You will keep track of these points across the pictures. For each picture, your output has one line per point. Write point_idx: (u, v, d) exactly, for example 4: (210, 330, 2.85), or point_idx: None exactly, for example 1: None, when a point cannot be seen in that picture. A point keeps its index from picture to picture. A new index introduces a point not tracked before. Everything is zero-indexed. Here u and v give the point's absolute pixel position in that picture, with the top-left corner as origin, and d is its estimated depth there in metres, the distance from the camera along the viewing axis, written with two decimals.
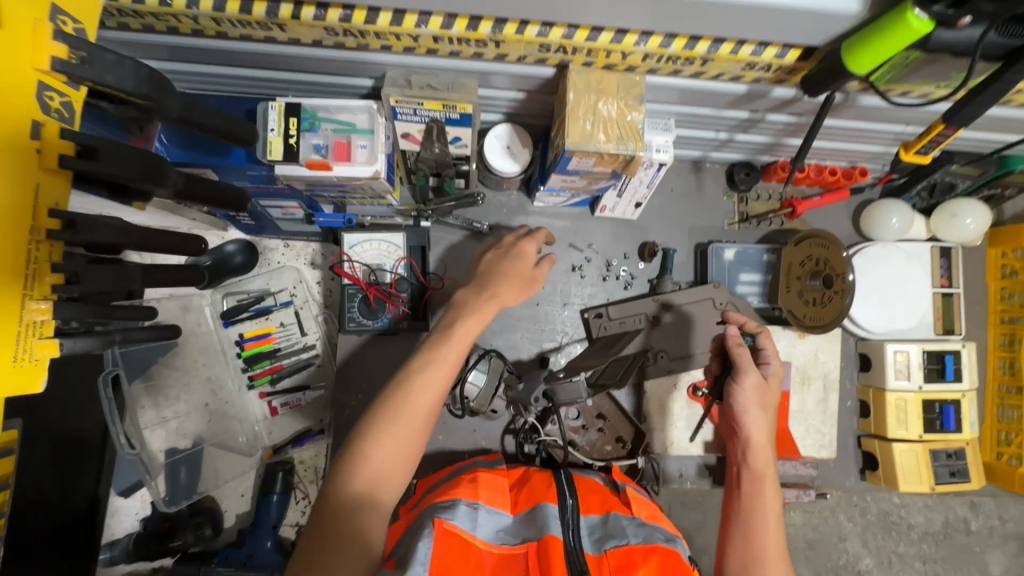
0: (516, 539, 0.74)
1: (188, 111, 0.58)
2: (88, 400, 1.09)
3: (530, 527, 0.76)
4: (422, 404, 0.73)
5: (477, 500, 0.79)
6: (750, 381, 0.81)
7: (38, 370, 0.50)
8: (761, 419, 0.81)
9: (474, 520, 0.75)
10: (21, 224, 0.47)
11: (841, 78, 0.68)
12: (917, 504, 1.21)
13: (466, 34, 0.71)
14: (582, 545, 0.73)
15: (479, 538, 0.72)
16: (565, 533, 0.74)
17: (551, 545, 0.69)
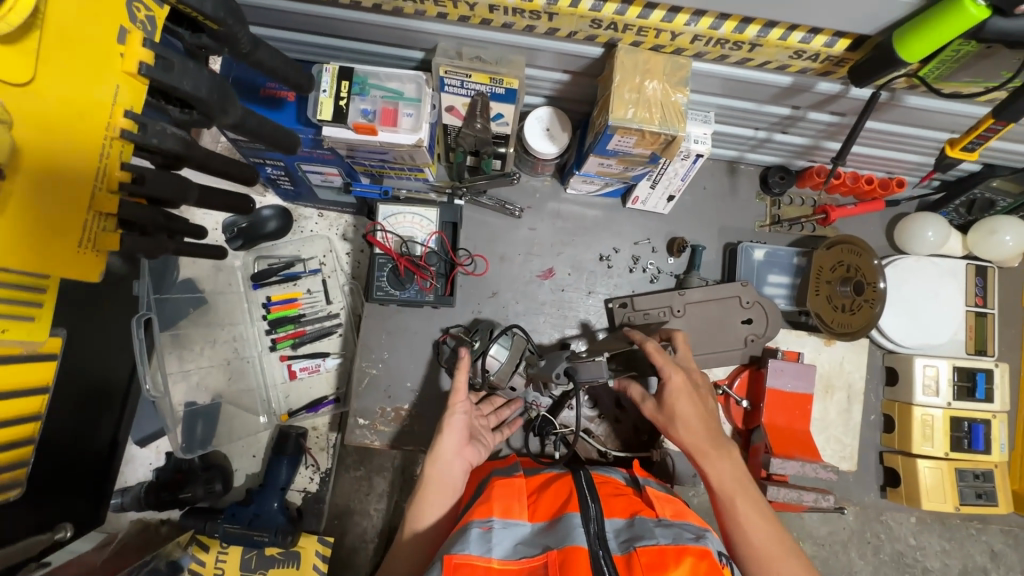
0: (536, 550, 0.72)
1: (254, 46, 0.62)
2: (118, 348, 1.11)
3: (551, 536, 0.74)
4: (443, 480, 0.86)
5: (492, 518, 0.76)
6: (672, 381, 0.88)
7: (98, 261, 0.53)
8: (690, 408, 0.86)
9: (489, 541, 0.73)
10: (97, 121, 0.50)
11: (891, 67, 0.68)
12: (933, 547, 1.17)
13: (522, 5, 0.73)
14: (609, 551, 0.71)
15: (495, 559, 0.70)
16: (588, 541, 0.72)
17: (576, 558, 0.67)
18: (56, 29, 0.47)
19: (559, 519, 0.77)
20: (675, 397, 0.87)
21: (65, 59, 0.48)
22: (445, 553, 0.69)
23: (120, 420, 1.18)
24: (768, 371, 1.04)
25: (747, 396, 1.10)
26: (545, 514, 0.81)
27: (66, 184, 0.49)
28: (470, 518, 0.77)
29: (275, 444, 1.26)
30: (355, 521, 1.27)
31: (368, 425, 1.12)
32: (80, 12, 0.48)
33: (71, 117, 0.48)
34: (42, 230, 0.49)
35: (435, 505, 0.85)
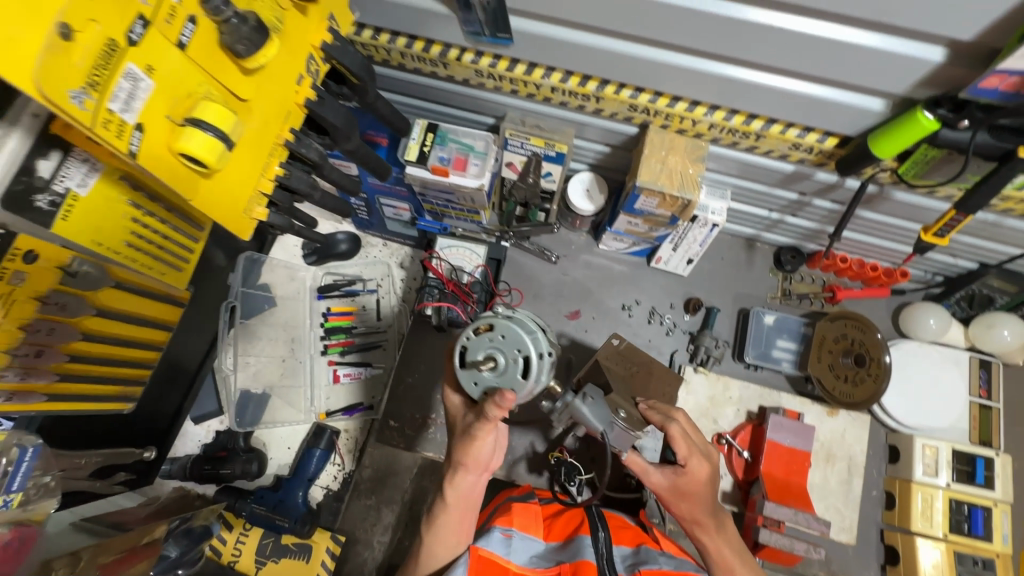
0: (549, 563, 0.82)
1: (377, 99, 0.86)
2: (200, 330, 1.31)
3: (564, 553, 0.83)
4: (455, 524, 0.80)
5: (512, 528, 0.86)
6: (690, 459, 0.85)
7: (250, 229, 0.72)
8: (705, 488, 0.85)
9: (510, 545, 0.82)
10: (275, 131, 0.69)
11: (867, 161, 0.85)
12: None
13: (576, 88, 0.95)
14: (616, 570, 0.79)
15: (514, 562, 0.79)
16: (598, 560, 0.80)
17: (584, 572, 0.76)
18: (272, 69, 0.66)
19: (572, 540, 0.86)
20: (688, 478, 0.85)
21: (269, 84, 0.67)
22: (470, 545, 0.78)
23: (186, 394, 1.35)
24: (768, 425, 1.13)
25: (750, 449, 1.17)
26: (559, 535, 0.89)
27: (250, 169, 0.67)
28: (492, 524, 0.87)
29: (310, 438, 1.39)
30: (357, 550, 1.34)
31: None
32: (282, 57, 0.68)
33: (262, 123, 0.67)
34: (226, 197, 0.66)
35: (451, 549, 0.80)
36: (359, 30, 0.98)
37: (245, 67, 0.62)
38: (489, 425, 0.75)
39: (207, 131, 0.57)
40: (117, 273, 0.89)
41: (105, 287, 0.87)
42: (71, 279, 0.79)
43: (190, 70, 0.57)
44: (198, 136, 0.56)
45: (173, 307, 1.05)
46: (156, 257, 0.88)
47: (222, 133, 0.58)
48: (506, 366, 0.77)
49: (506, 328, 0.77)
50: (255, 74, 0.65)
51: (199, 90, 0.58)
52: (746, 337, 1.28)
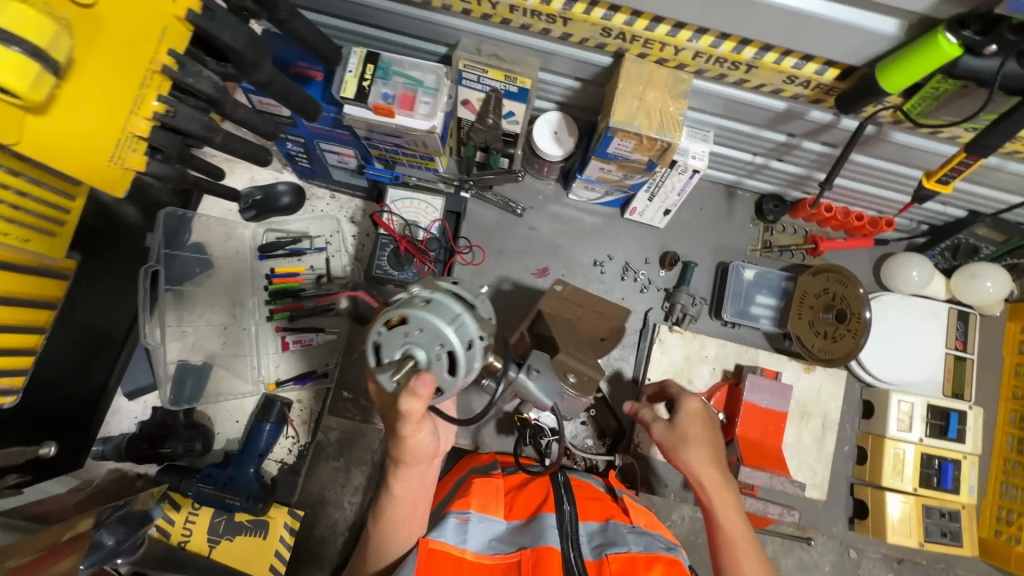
0: (510, 546, 0.74)
1: (290, 17, 0.69)
2: (119, 297, 1.16)
3: (526, 535, 0.75)
4: (405, 513, 0.72)
5: (469, 511, 0.78)
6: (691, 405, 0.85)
7: (125, 178, 0.57)
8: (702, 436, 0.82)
9: (465, 532, 0.74)
10: (144, 53, 0.54)
11: (874, 96, 0.74)
12: None
13: (540, 7, 0.80)
14: (582, 555, 0.72)
15: (469, 552, 0.72)
16: (563, 542, 0.73)
17: (547, 558, 0.69)
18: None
19: (535, 518, 0.78)
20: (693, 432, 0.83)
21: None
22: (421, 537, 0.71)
23: (114, 367, 1.22)
24: (745, 386, 1.07)
25: (725, 409, 1.12)
26: (521, 514, 0.81)
27: (110, 103, 0.53)
28: (448, 509, 0.79)
29: (258, 411, 1.28)
30: (326, 512, 1.28)
31: None
32: None
33: (121, 43, 0.52)
34: (78, 141, 0.51)
35: (401, 541, 0.74)
36: None
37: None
38: (414, 425, 0.61)
39: (9, 44, 0.42)
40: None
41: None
42: None
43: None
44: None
45: (55, 280, 0.81)
46: (14, 220, 0.70)
47: (33, 47, 0.43)
48: (430, 365, 0.62)
49: (421, 320, 0.62)
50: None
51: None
52: (725, 293, 1.20)
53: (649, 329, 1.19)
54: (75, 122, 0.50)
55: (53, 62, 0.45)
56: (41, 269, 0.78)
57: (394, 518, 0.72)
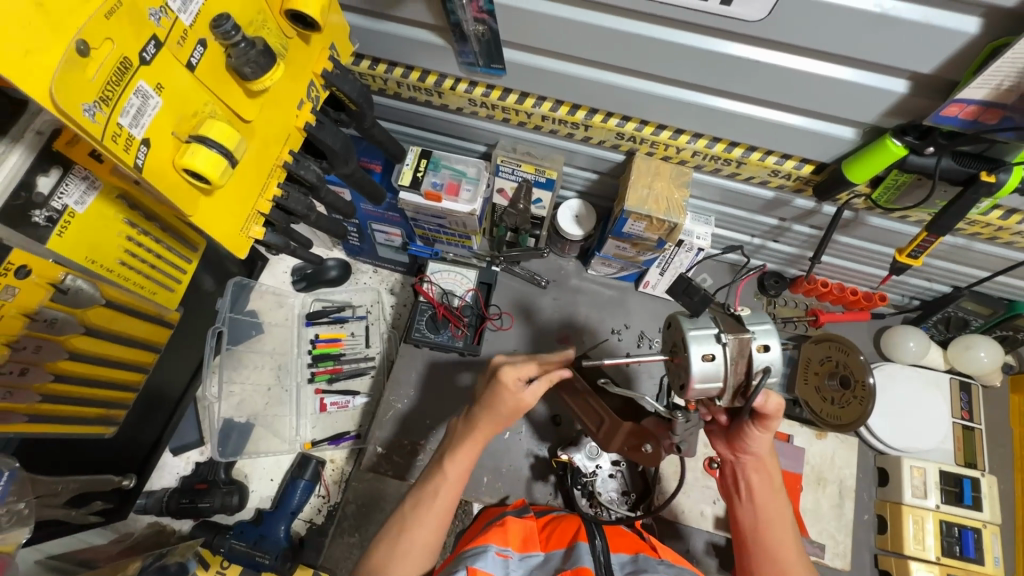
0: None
1: (374, 125, 0.89)
2: (184, 357, 1.28)
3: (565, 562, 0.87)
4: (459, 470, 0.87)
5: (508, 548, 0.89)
6: None
7: (247, 244, 0.71)
8: None
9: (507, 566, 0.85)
10: (275, 153, 0.71)
11: (841, 186, 0.89)
12: None
13: (566, 116, 0.99)
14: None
15: None
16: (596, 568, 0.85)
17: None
18: (275, 93, 0.68)
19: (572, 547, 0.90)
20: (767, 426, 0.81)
21: (275, 108, 0.69)
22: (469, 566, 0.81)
23: (167, 424, 1.31)
24: None
25: None
26: (557, 546, 0.93)
27: (250, 187, 0.68)
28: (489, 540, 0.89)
29: (295, 469, 1.35)
30: None
31: (384, 454, 1.21)
32: (291, 84, 0.71)
33: (264, 146, 0.69)
34: (225, 216, 0.66)
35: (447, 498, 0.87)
36: (357, 60, 1.02)
37: (250, 89, 0.65)
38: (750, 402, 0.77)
39: (212, 149, 0.58)
40: (108, 291, 0.87)
41: (94, 306, 0.85)
42: (61, 295, 0.77)
43: (198, 92, 0.59)
44: (202, 153, 0.58)
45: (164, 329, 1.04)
46: (144, 276, 0.92)
47: (226, 150, 0.60)
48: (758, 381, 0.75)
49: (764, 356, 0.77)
50: (259, 97, 0.66)
51: (204, 109, 0.60)
52: None
53: None
54: (226, 204, 0.66)
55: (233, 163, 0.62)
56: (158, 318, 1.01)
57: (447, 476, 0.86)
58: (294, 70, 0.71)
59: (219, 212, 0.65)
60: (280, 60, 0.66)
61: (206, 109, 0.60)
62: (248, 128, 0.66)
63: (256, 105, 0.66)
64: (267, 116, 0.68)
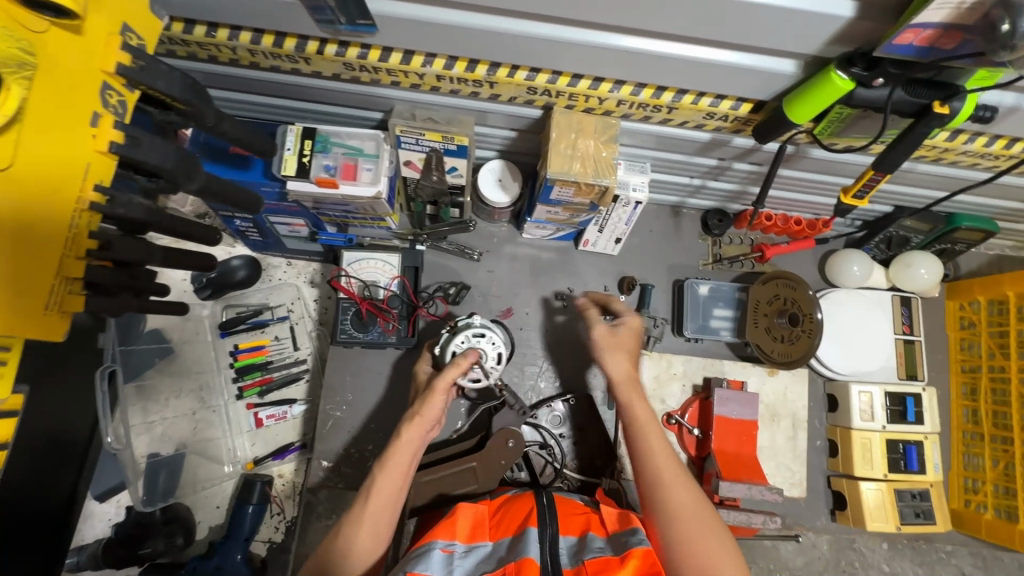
0: (494, 565, 0.80)
1: (219, 119, 0.70)
2: (79, 396, 1.13)
3: (510, 551, 0.81)
4: (397, 468, 0.86)
5: (455, 543, 0.83)
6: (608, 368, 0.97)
7: (64, 319, 0.58)
8: (615, 365, 0.96)
9: (451, 564, 0.80)
10: (69, 196, 0.55)
11: (784, 129, 0.79)
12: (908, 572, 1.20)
13: (465, 74, 0.82)
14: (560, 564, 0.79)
15: None
16: (542, 559, 0.80)
17: (527, 570, 0.75)
18: (28, 119, 0.53)
19: (520, 534, 0.84)
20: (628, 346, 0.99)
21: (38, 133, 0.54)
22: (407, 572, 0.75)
23: (81, 471, 1.17)
24: (714, 400, 1.11)
25: (699, 425, 1.16)
26: (507, 532, 0.87)
27: (37, 249, 0.54)
28: (433, 538, 0.84)
29: (239, 492, 1.24)
30: None
31: (331, 467, 1.13)
32: (60, 101, 0.55)
33: (43, 193, 0.54)
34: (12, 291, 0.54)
35: (394, 488, 0.85)
36: (189, 26, 0.79)
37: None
38: (617, 360, 0.96)
39: None
40: None
41: None
42: None
43: None
44: None
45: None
46: None
47: None
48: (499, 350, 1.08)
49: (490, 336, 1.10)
50: (4, 132, 0.52)
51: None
52: (684, 308, 1.24)
53: (617, 355, 1.23)
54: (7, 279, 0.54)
55: None
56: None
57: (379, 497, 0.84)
58: (56, 80, 0.54)
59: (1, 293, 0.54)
60: (7, 82, 0.50)
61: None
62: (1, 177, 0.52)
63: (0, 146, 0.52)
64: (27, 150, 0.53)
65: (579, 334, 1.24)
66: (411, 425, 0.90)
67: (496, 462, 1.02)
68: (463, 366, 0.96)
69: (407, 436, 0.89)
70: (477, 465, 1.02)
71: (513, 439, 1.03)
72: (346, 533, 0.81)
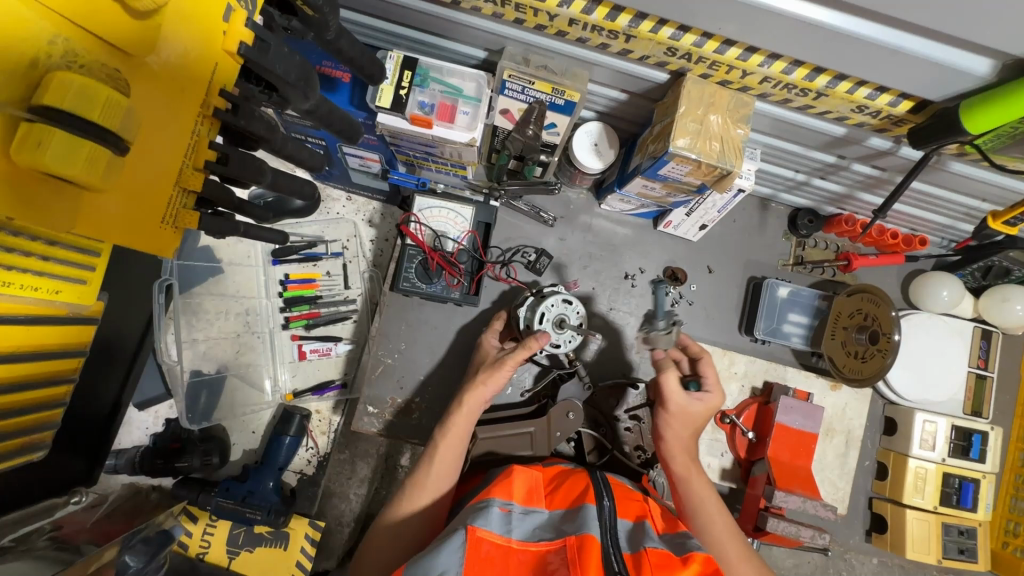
0: (552, 533, 0.79)
1: (341, 34, 0.63)
2: (138, 307, 1.09)
3: (569, 523, 0.80)
4: (456, 437, 0.92)
5: (512, 504, 0.83)
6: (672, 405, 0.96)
7: (175, 235, 0.55)
8: (682, 402, 0.96)
9: (510, 523, 0.79)
10: (196, 96, 0.52)
11: (949, 136, 0.71)
12: None
13: (603, 22, 0.74)
14: (619, 547, 0.77)
15: (514, 539, 0.76)
16: (602, 535, 0.78)
17: (589, 545, 0.73)
18: (176, 3, 0.49)
19: (577, 509, 0.83)
20: (695, 414, 0.96)
21: (182, 19, 0.49)
22: (468, 525, 0.75)
23: (126, 382, 1.14)
24: (778, 407, 1.08)
25: (754, 428, 1.13)
26: (561, 505, 0.86)
27: (165, 157, 0.51)
28: (491, 496, 0.84)
29: (278, 422, 1.24)
30: (337, 534, 1.25)
31: (377, 413, 1.11)
32: None
33: (176, 95, 0.51)
34: (136, 202, 0.50)
35: (454, 454, 0.91)
36: None
37: (132, 6, 0.45)
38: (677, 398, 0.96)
39: (73, 129, 0.42)
40: None
41: None
42: None
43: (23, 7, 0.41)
44: (57, 140, 0.42)
45: (83, 327, 0.79)
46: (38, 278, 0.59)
47: (96, 128, 0.43)
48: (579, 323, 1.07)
49: None
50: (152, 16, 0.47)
51: (52, 48, 0.43)
52: (757, 307, 1.18)
53: None
54: (143, 181, 0.50)
55: (117, 142, 0.46)
56: (71, 317, 0.76)
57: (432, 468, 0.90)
58: None
59: (121, 205, 0.49)
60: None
61: (57, 45, 0.43)
62: (139, 65, 0.48)
63: (145, 30, 0.47)
64: (171, 39, 0.49)
65: (642, 316, 1.19)
66: (471, 399, 0.95)
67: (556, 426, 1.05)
68: (532, 348, 0.96)
69: (467, 406, 0.95)
70: (534, 431, 1.05)
71: (574, 410, 1.05)
72: (409, 493, 0.89)
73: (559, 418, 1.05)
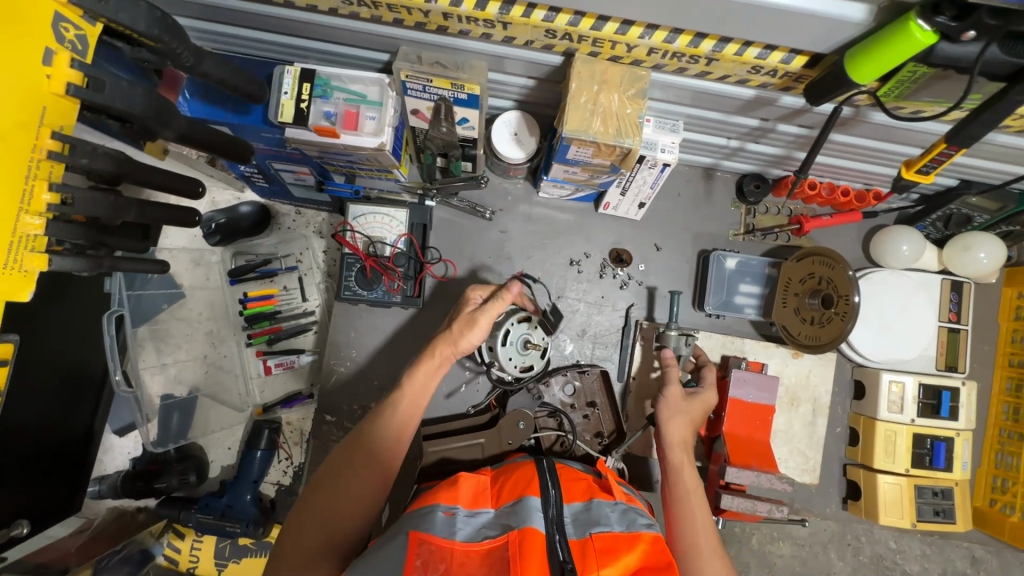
0: (497, 531, 0.77)
1: (198, 60, 0.65)
2: (89, 336, 1.14)
3: (512, 516, 0.79)
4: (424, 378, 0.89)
5: (456, 506, 0.83)
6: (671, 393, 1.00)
7: (22, 278, 0.59)
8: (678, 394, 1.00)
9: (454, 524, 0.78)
10: (26, 140, 0.56)
11: (843, 89, 0.68)
12: (914, 551, 1.16)
13: (474, 12, 0.72)
14: (565, 536, 0.76)
15: (456, 541, 0.75)
16: (547, 527, 0.77)
17: (531, 538, 0.72)
18: None
19: (518, 502, 0.82)
20: (692, 412, 0.98)
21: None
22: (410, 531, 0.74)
23: (98, 409, 1.20)
24: (731, 382, 1.06)
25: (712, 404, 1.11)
26: (507, 498, 0.85)
27: None
28: (435, 501, 0.83)
29: (249, 437, 1.28)
30: None
31: (335, 421, 1.13)
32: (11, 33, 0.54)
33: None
34: None
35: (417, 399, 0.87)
36: None
37: None
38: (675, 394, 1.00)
39: None
40: None
41: None
42: None
43: None
44: None
45: None
46: None
47: None
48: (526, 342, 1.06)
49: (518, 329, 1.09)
50: None
51: None
52: (707, 282, 1.16)
53: (634, 326, 1.16)
54: None
55: None
56: None
57: (371, 452, 0.81)
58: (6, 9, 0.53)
59: None
60: None
61: None
62: None
63: None
64: None
65: (591, 301, 1.18)
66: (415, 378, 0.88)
67: (511, 434, 1.04)
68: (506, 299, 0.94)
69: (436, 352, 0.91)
70: (485, 440, 1.04)
71: (526, 420, 1.04)
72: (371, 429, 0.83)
73: (509, 427, 1.04)
